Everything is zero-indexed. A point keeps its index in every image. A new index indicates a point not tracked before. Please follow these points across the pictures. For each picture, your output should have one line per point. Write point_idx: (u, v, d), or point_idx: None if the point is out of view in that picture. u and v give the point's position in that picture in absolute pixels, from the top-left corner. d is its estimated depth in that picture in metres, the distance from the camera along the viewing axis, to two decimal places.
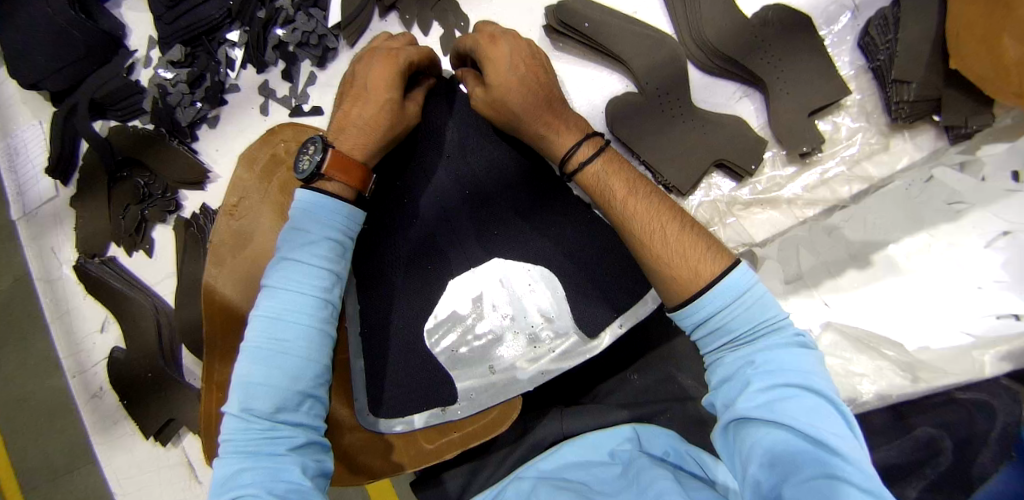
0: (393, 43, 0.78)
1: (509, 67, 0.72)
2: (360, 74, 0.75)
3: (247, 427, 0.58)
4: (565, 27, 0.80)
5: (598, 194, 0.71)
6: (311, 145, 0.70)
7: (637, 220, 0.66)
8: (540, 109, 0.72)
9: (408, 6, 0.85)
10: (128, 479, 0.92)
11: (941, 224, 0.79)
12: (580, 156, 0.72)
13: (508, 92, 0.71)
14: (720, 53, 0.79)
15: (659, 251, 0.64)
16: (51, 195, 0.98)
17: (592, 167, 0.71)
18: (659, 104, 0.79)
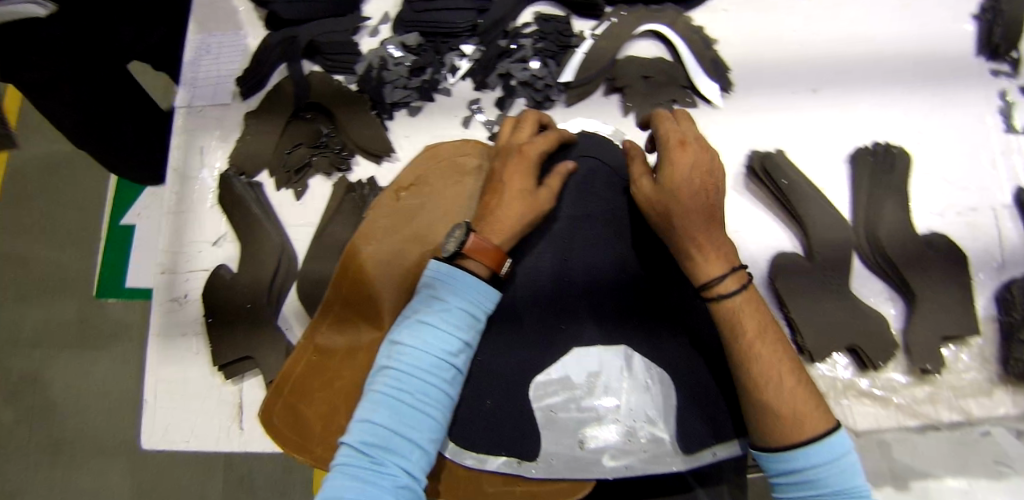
0: (523, 135, 0.85)
1: (686, 173, 0.70)
2: (499, 168, 0.84)
3: (362, 453, 0.73)
4: (766, 175, 0.87)
5: (732, 329, 0.69)
6: (456, 229, 0.83)
7: (758, 362, 0.67)
8: (696, 227, 0.69)
9: (634, 95, 0.91)
10: (172, 393, 0.90)
11: (982, 478, 0.84)
12: (723, 286, 0.70)
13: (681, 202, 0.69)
14: (885, 254, 0.87)
15: (767, 396, 0.66)
16: (225, 101, 0.98)
17: (740, 302, 0.70)
18: (822, 276, 0.85)
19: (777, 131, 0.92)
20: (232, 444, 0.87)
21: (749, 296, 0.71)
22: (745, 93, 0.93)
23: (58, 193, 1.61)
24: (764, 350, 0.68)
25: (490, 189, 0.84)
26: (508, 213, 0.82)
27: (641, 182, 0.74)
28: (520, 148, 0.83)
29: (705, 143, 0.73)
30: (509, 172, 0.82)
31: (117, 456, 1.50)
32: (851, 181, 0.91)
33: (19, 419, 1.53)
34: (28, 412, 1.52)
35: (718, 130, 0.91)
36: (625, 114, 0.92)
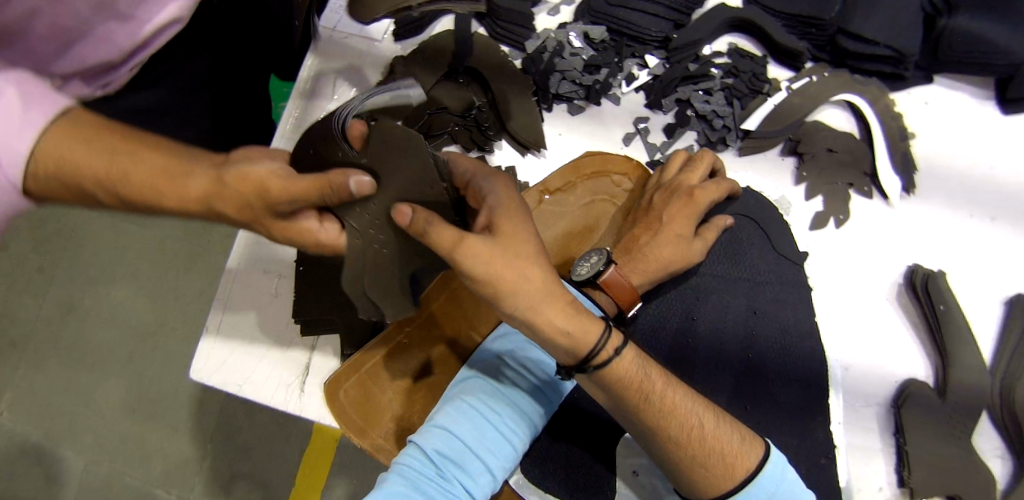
0: (691, 178, 0.77)
1: (479, 252, 0.53)
2: (657, 205, 0.77)
3: (426, 463, 0.63)
4: (925, 295, 0.81)
5: (639, 390, 0.59)
6: (595, 255, 0.71)
7: (671, 420, 0.59)
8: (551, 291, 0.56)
9: (813, 166, 0.84)
10: (239, 329, 0.84)
11: None
12: (607, 346, 0.58)
13: (484, 249, 0.53)
14: (1014, 412, 0.81)
15: (694, 450, 0.58)
16: (375, 37, 0.89)
17: (623, 360, 0.59)
18: (948, 417, 0.80)
19: (943, 249, 0.85)
20: (287, 403, 0.81)
21: (630, 355, 0.60)
22: (922, 199, 0.86)
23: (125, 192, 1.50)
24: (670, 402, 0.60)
25: (642, 223, 0.78)
26: (657, 255, 0.74)
27: (416, 221, 0.54)
28: (689, 192, 0.76)
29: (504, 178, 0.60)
30: (670, 213, 0.75)
31: (131, 343, 1.45)
32: (1001, 324, 0.85)
33: (50, 275, 1.49)
34: (61, 269, 1.50)
35: (884, 231, 0.84)
36: (798, 183, 0.84)
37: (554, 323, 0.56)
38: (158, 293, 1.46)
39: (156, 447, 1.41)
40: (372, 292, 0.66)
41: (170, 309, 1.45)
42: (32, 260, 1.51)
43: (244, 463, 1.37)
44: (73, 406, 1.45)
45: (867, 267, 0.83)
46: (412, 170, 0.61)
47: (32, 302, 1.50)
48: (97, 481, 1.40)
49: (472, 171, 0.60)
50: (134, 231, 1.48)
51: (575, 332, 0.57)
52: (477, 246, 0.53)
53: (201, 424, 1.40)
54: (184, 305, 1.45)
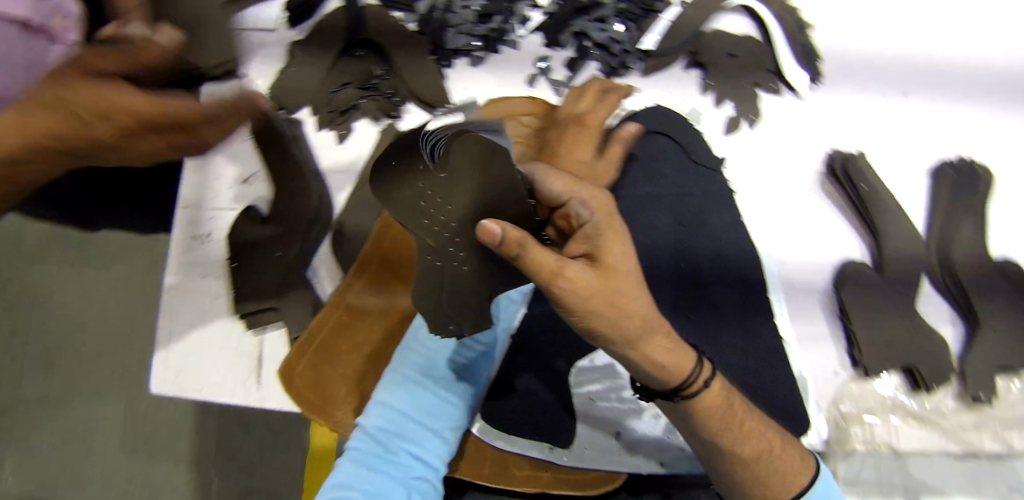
0: (579, 107, 0.76)
1: (586, 287, 0.45)
2: (555, 139, 0.75)
3: (372, 442, 0.65)
4: (846, 177, 0.82)
5: (722, 418, 0.57)
6: None
7: (747, 446, 0.58)
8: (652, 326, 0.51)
9: (717, 73, 0.85)
10: (185, 336, 0.83)
11: None
12: (699, 377, 0.54)
13: (587, 289, 0.45)
14: (956, 276, 0.83)
15: (765, 474, 0.58)
16: (270, 26, 0.89)
17: (711, 389, 0.55)
18: (890, 291, 0.81)
19: (860, 132, 0.86)
20: (247, 398, 0.81)
21: (716, 386, 0.56)
22: (833, 87, 0.87)
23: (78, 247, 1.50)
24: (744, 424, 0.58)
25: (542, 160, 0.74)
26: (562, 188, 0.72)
27: (510, 242, 0.43)
28: (580, 120, 0.75)
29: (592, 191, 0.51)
30: (569, 144, 0.73)
31: (117, 387, 1.46)
32: (930, 193, 0.86)
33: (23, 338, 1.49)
34: (32, 324, 1.50)
35: (799, 124, 0.85)
36: (705, 92, 0.84)
37: (653, 358, 0.51)
38: (134, 333, 1.47)
39: (160, 483, 1.42)
40: (446, 299, 0.54)
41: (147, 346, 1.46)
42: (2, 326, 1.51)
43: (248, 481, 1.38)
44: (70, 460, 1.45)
45: (789, 161, 0.84)
46: (484, 179, 0.47)
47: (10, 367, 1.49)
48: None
49: (568, 188, 0.50)
50: (98, 274, 1.49)
51: (670, 365, 0.52)
52: (579, 281, 0.45)
53: (199, 451, 1.41)
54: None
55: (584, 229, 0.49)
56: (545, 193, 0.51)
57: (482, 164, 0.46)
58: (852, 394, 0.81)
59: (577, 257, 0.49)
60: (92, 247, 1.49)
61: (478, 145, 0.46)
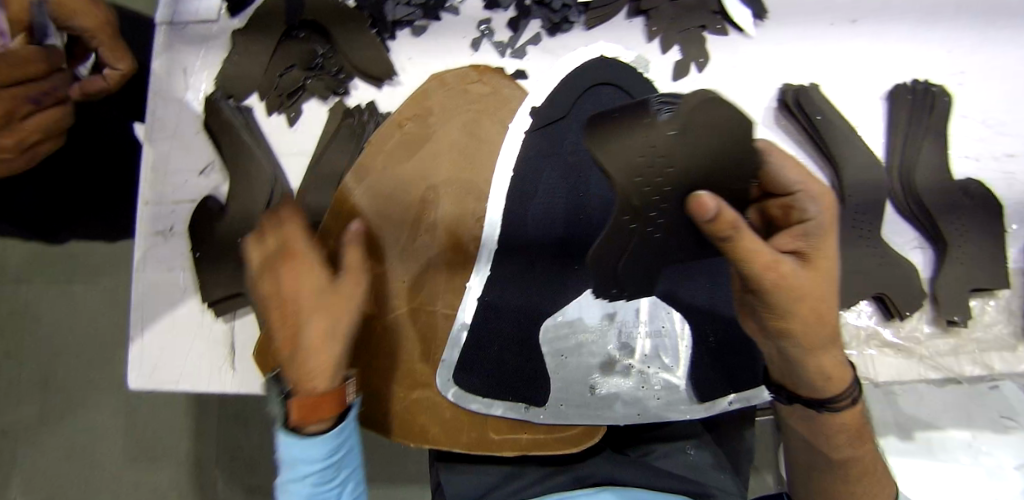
0: (290, 240, 0.68)
1: (823, 330, 0.57)
2: (289, 287, 0.67)
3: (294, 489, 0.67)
4: (800, 111, 0.82)
5: (856, 428, 0.65)
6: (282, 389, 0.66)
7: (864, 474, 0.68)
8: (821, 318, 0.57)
9: (660, 20, 0.84)
10: (158, 331, 0.84)
11: (989, 430, 1.01)
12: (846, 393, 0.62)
13: (801, 290, 0.54)
14: (920, 199, 0.82)
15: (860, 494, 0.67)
16: (210, 17, 0.88)
17: (831, 358, 0.60)
18: (853, 220, 0.81)
19: (810, 65, 0.86)
20: (224, 385, 0.83)
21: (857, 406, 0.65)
22: (779, 21, 0.86)
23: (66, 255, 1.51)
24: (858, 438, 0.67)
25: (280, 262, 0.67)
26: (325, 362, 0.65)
27: (722, 222, 0.50)
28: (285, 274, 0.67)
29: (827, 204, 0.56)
30: (313, 357, 0.65)
31: (117, 400, 1.48)
32: (887, 119, 0.85)
33: (20, 362, 1.51)
34: (26, 345, 1.52)
35: (747, 62, 0.85)
36: (650, 39, 0.84)
37: (823, 368, 0.60)
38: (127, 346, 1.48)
39: (170, 489, 1.45)
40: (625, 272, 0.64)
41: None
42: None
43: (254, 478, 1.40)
44: (80, 476, 1.48)
45: (740, 101, 0.84)
46: (722, 146, 0.56)
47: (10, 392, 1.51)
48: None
49: (806, 183, 0.56)
50: (83, 290, 1.50)
51: (833, 372, 0.60)
52: (786, 279, 0.53)
53: (204, 455, 1.43)
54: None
55: (805, 226, 0.56)
56: (773, 175, 0.58)
57: (724, 134, 0.56)
58: None
59: (789, 251, 0.57)
60: (75, 265, 1.50)
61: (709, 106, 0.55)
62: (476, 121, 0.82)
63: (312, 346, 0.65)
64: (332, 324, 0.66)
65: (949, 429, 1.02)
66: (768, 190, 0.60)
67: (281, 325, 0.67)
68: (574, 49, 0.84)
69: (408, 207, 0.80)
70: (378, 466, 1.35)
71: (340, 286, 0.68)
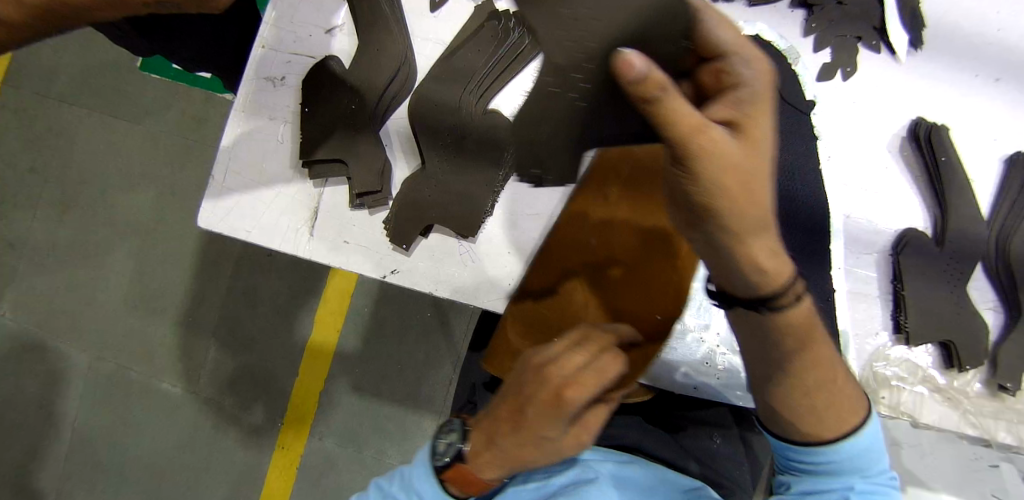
0: (534, 444, 0.58)
1: (720, 188, 0.46)
2: (504, 446, 0.59)
3: None
4: (928, 146, 0.82)
5: (781, 329, 0.54)
6: (448, 431, 0.64)
7: (789, 386, 0.57)
8: (739, 184, 0.46)
9: (822, 18, 0.84)
10: (243, 174, 0.82)
11: None
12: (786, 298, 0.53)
13: (733, 160, 0.45)
14: (1009, 263, 0.84)
15: (809, 397, 0.56)
16: None
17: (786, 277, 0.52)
18: (945, 266, 0.82)
19: (943, 107, 0.86)
20: (295, 247, 0.81)
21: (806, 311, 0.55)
22: (934, 56, 0.85)
23: (121, 84, 1.46)
24: (819, 366, 0.57)
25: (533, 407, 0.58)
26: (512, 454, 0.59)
27: (651, 81, 0.42)
28: (511, 437, 0.59)
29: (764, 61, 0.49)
30: (484, 463, 0.60)
31: (129, 243, 1.45)
32: (1001, 180, 0.86)
33: (45, 179, 1.48)
34: (54, 163, 1.47)
35: (888, 86, 0.85)
36: (806, 34, 0.84)
37: (753, 256, 0.50)
38: (153, 193, 1.44)
39: (157, 343, 1.42)
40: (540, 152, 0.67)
41: (166, 208, 1.43)
42: (22, 164, 1.49)
43: (245, 357, 1.38)
44: (72, 307, 1.46)
45: (870, 121, 0.84)
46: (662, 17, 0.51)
47: (26, 204, 1.48)
48: (101, 377, 1.44)
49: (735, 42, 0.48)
50: (127, 126, 1.45)
51: (771, 272, 0.52)
52: (721, 146, 0.45)
53: (202, 320, 1.41)
54: (179, 205, 1.43)
55: (736, 92, 0.48)
56: (709, 37, 0.49)
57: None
58: (885, 356, 0.83)
59: (719, 123, 0.48)
60: (128, 98, 1.45)
61: None
62: None
63: (519, 457, 0.59)
64: (558, 450, 0.59)
65: (945, 492, 0.84)
66: (701, 58, 0.51)
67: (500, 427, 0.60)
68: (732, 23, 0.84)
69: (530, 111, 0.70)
70: (374, 379, 1.34)
71: (592, 422, 0.61)
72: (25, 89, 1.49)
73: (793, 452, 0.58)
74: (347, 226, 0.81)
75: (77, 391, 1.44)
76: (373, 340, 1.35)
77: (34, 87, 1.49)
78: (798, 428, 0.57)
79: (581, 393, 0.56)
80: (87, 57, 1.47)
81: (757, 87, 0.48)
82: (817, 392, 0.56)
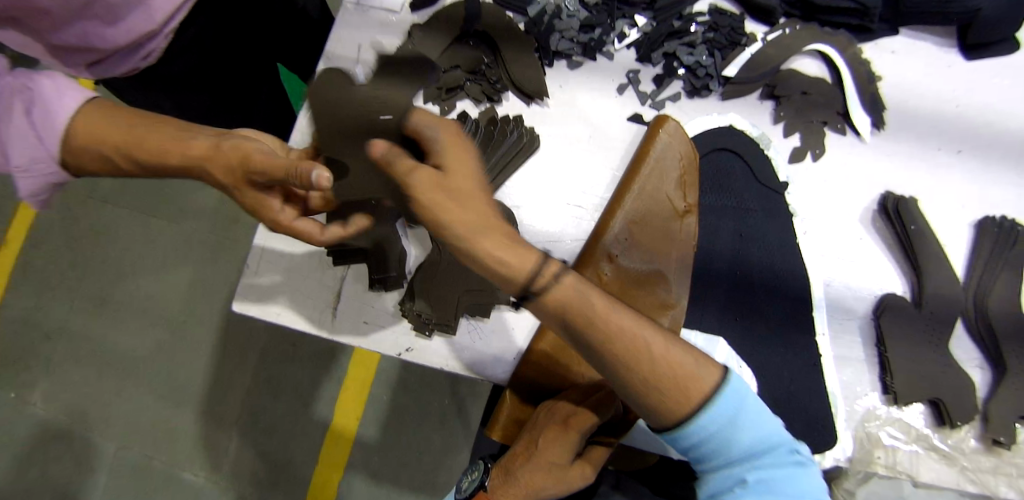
0: (549, 460, 0.71)
1: (435, 195, 0.54)
2: (523, 474, 0.71)
3: None
4: (897, 216, 0.90)
5: (581, 312, 0.55)
6: (472, 470, 0.77)
7: (631, 368, 0.56)
8: (484, 216, 0.54)
9: (789, 107, 0.94)
10: (277, 261, 0.91)
11: None
12: (547, 270, 0.54)
13: (435, 179, 0.55)
14: (988, 320, 0.88)
15: (666, 394, 0.56)
16: (396, 9, 1.00)
17: (566, 280, 0.55)
18: (925, 326, 0.87)
19: (909, 180, 0.94)
20: (323, 327, 0.89)
21: (570, 281, 0.55)
22: (895, 135, 0.95)
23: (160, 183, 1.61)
24: (616, 327, 0.55)
25: (543, 432, 0.74)
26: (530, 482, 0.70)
27: (387, 159, 0.58)
28: (527, 463, 0.72)
29: (417, 115, 0.60)
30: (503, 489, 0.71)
31: (165, 323, 1.56)
32: (973, 243, 0.92)
33: (91, 266, 1.61)
34: (96, 259, 1.61)
35: (856, 164, 0.94)
36: (776, 122, 0.94)
37: (494, 255, 0.53)
38: (187, 281, 1.56)
39: (188, 424, 1.50)
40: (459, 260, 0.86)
41: (199, 294, 1.55)
42: (69, 257, 1.62)
43: (273, 433, 1.45)
44: (111, 390, 1.56)
45: (842, 197, 0.92)
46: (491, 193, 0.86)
47: (69, 298, 1.61)
48: (134, 459, 1.51)
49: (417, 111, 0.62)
50: (164, 222, 1.59)
51: (512, 262, 0.53)
52: (417, 169, 0.56)
53: (232, 396, 1.49)
54: (210, 288, 1.55)
55: (424, 135, 0.60)
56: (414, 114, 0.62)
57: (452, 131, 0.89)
58: (879, 417, 0.85)
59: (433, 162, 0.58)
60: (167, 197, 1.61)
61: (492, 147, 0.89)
62: (612, 159, 0.91)
63: (532, 485, 0.70)
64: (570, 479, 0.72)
65: None
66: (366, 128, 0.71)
67: (518, 454, 0.74)
68: (708, 115, 0.95)
69: None
70: (395, 449, 1.40)
71: (592, 457, 0.76)
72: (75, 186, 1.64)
73: (678, 441, 0.60)
74: (372, 308, 0.89)
75: (108, 477, 1.51)
76: (395, 411, 1.42)
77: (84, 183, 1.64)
78: (659, 418, 0.58)
79: (589, 418, 0.72)
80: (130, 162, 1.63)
81: (425, 121, 0.60)
82: (665, 394, 0.56)
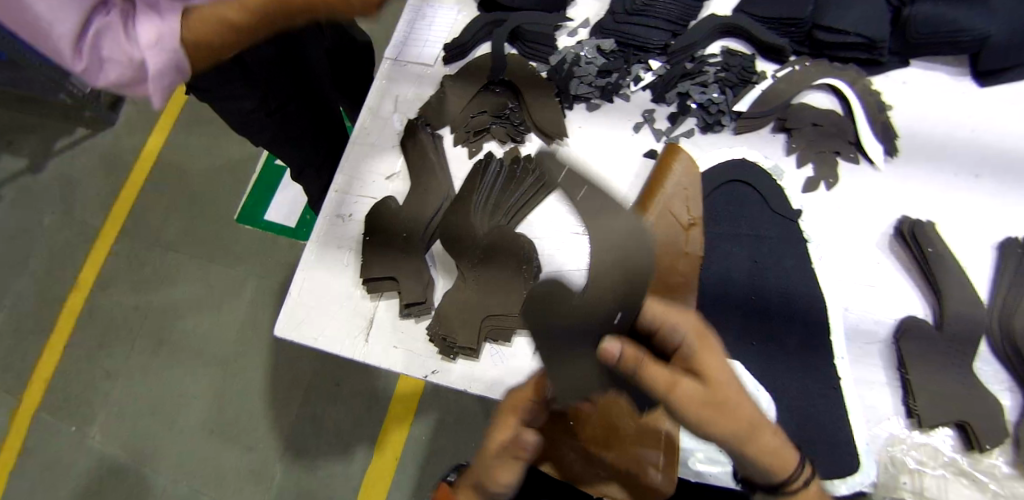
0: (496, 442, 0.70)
1: (722, 417, 0.60)
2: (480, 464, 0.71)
3: None
4: (913, 239, 0.91)
5: (750, 440, 0.61)
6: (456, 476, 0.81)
7: (762, 473, 0.64)
8: (716, 407, 0.60)
9: (801, 138, 0.98)
10: (313, 291, 0.95)
11: None
12: (767, 452, 0.62)
13: (706, 400, 0.59)
14: (1014, 340, 0.86)
15: None
16: (429, 62, 1.10)
17: (785, 454, 0.64)
18: (946, 349, 0.87)
19: (927, 204, 0.95)
20: (355, 354, 0.91)
21: (786, 453, 0.64)
22: (909, 162, 0.97)
23: (204, 219, 1.70)
24: (766, 450, 0.62)
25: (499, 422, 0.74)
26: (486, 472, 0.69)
27: (627, 359, 0.61)
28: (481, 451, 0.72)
29: (661, 308, 0.66)
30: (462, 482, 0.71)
31: (208, 359, 1.58)
32: (996, 266, 0.92)
33: (137, 305, 1.65)
34: (140, 293, 1.66)
35: (871, 191, 0.96)
36: (789, 153, 0.98)
37: (725, 436, 0.60)
38: (228, 313, 1.61)
39: (222, 456, 1.49)
40: (479, 283, 0.92)
41: (239, 324, 1.59)
42: (113, 290, 1.67)
43: (307, 464, 1.45)
44: (145, 420, 1.55)
45: (857, 222, 0.94)
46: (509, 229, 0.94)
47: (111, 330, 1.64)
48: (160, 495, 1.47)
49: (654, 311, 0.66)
50: (206, 256, 1.66)
51: (735, 434, 0.61)
52: (697, 393, 0.59)
53: (267, 426, 1.50)
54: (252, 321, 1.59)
55: (669, 332, 0.64)
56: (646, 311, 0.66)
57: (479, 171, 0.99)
58: (903, 441, 0.86)
59: (688, 367, 0.62)
60: (211, 232, 1.68)
61: (516, 183, 0.98)
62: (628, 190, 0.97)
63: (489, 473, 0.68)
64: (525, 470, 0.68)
65: None
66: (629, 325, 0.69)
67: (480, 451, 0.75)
68: (721, 148, 0.99)
69: (493, 255, 0.93)
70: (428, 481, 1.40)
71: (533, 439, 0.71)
72: (127, 228, 1.72)
73: None
74: (399, 336, 0.91)
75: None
76: (428, 443, 1.43)
77: (136, 225, 1.72)
78: None
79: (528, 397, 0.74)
80: (179, 202, 1.73)
81: (681, 327, 0.63)
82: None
